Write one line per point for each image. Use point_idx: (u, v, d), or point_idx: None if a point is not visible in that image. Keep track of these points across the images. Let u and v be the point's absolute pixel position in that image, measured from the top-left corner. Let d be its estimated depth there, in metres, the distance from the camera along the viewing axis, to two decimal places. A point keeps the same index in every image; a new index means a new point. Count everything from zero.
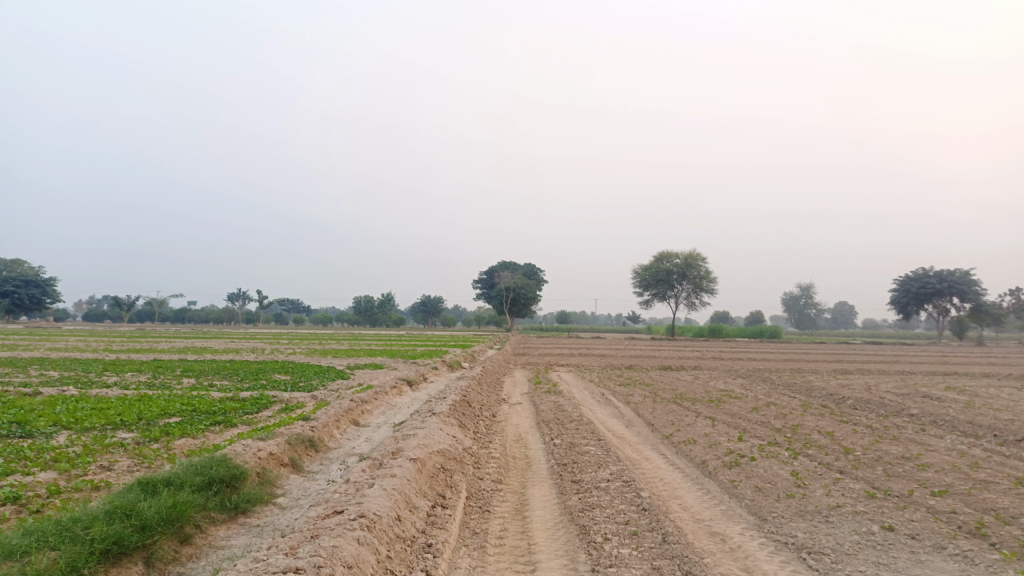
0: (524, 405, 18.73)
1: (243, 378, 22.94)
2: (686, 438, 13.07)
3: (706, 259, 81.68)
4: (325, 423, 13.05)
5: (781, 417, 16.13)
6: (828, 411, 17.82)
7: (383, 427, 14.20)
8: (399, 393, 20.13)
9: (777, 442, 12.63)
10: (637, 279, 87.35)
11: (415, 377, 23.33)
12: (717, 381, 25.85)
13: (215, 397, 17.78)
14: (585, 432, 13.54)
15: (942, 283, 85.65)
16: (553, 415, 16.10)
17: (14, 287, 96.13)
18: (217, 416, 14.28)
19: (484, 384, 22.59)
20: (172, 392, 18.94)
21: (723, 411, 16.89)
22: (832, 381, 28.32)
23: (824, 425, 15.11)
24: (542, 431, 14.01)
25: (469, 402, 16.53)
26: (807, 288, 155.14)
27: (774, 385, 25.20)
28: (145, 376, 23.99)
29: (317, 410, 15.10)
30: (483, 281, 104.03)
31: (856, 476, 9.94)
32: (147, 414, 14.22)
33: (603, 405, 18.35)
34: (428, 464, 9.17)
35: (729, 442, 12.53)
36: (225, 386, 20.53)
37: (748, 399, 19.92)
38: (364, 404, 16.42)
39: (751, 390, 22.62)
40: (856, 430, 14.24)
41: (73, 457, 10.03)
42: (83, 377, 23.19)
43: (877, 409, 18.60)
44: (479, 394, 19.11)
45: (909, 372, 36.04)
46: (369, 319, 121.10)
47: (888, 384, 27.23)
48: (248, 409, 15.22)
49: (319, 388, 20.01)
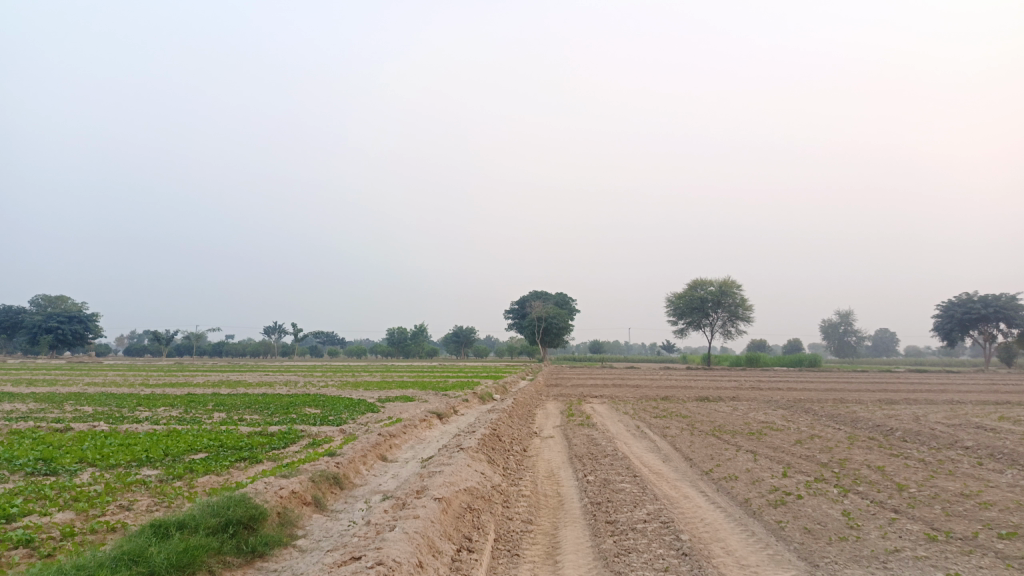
0: (557, 438, 18.18)
1: (272, 413, 22.68)
2: (726, 474, 12.44)
3: (740, 286, 80.44)
4: (351, 458, 12.72)
5: (827, 451, 15.37)
6: (875, 444, 16.96)
7: (410, 463, 13.84)
8: (430, 426, 19.80)
9: (825, 478, 11.93)
10: (671, 308, 86.26)
11: (446, 409, 22.93)
12: (757, 413, 24.99)
13: (244, 432, 17.54)
14: (620, 468, 12.99)
15: (987, 308, 82.99)
16: (587, 450, 15.58)
17: (58, 323, 98.43)
18: (243, 451, 14.05)
19: (515, 416, 22.11)
20: (201, 426, 18.77)
21: (765, 445, 16.19)
22: (877, 411, 27.21)
23: (874, 459, 14.32)
24: (574, 467, 13.50)
25: (499, 436, 16.10)
26: (847, 314, 152.14)
27: (817, 416, 24.21)
28: (177, 410, 23.85)
29: (343, 444, 14.76)
30: (516, 311, 103.79)
31: (913, 515, 9.24)
32: (173, 450, 14.06)
33: (637, 438, 17.74)
34: (453, 503, 8.74)
35: (773, 478, 11.87)
36: (254, 420, 20.28)
37: (790, 431, 19.11)
38: (392, 438, 16.07)
39: (793, 422, 21.73)
40: (908, 465, 13.44)
41: (93, 496, 9.80)
42: (116, 412, 23.12)
43: (928, 441, 17.69)
44: (510, 427, 18.64)
45: (959, 401, 34.54)
46: (402, 351, 121.28)
47: (939, 414, 26.00)
48: (274, 444, 14.96)
49: (347, 422, 19.68)
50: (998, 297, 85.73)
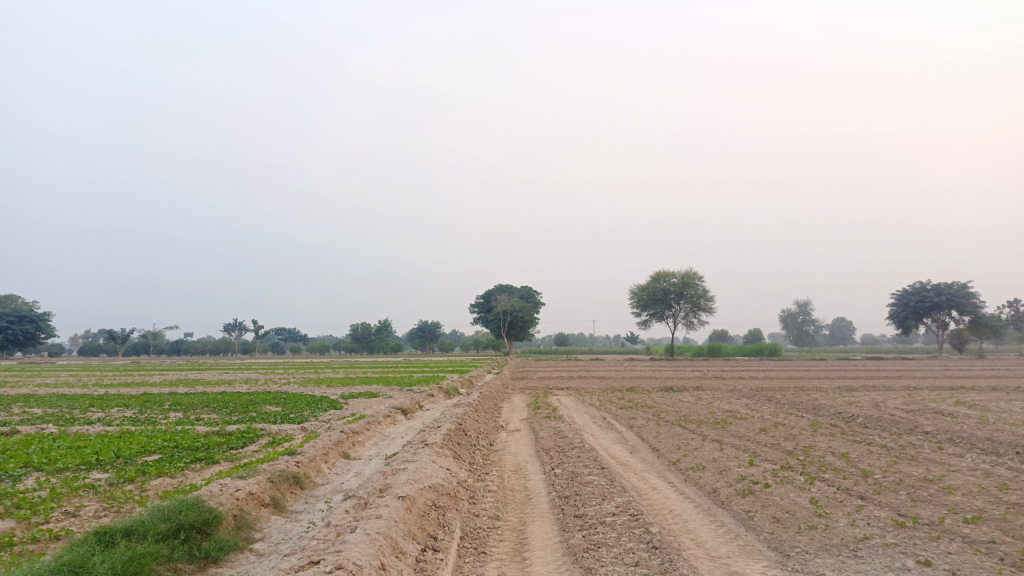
0: (523, 431, 18.01)
1: (232, 411, 22.04)
2: (694, 464, 12.36)
3: (702, 278, 81.29)
4: (312, 457, 12.35)
5: (791, 438, 15.43)
6: (838, 431, 17.10)
7: (374, 460, 13.51)
8: (393, 422, 19.45)
9: (791, 466, 11.94)
10: (634, 300, 86.78)
11: (410, 405, 22.57)
12: (721, 402, 25.12)
13: (201, 431, 16.98)
14: (588, 460, 12.84)
15: (940, 296, 85.19)
16: (554, 442, 15.41)
17: (8, 322, 95.36)
18: (199, 452, 13.53)
19: (481, 410, 21.85)
20: (156, 427, 18.13)
21: (731, 434, 16.21)
22: (839, 398, 27.56)
23: (837, 446, 14.42)
24: (541, 460, 13.32)
25: (465, 430, 15.85)
26: (805, 304, 155.05)
27: (781, 404, 24.37)
28: (131, 411, 23.05)
29: (304, 443, 14.36)
30: (480, 305, 103.53)
31: (880, 502, 9.25)
32: (125, 452, 13.51)
33: (604, 430, 17.64)
34: (418, 502, 8.45)
35: (739, 467, 11.84)
36: (212, 420, 19.67)
37: (755, 420, 19.19)
38: (355, 435, 15.71)
39: (757, 411, 21.85)
40: (871, 451, 13.54)
41: (37, 502, 9.30)
42: (66, 414, 22.25)
43: (888, 427, 17.91)
44: (476, 422, 18.39)
45: (916, 387, 35.27)
46: (367, 346, 120.17)
47: (897, 400, 26.39)
48: (232, 444, 14.50)
49: (309, 419, 19.20)
50: (950, 285, 88.01)
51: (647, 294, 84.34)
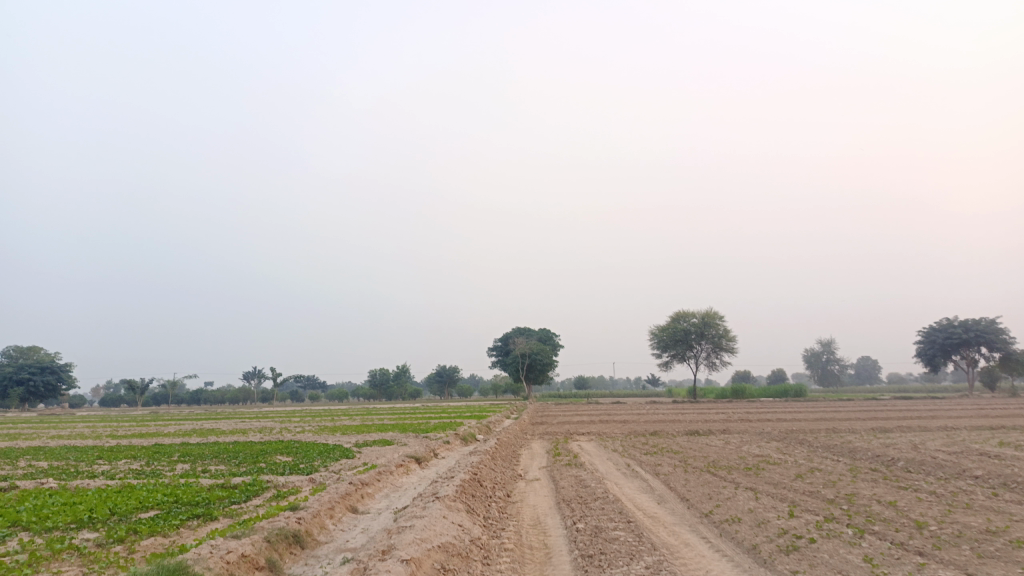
0: (542, 481, 17.09)
1: (240, 463, 21.22)
2: (728, 516, 11.38)
3: (723, 318, 80.02)
4: (315, 512, 11.52)
5: (831, 485, 14.35)
6: (880, 476, 15.98)
7: (383, 515, 12.68)
8: (406, 472, 18.62)
9: (837, 517, 10.89)
10: (654, 341, 85.39)
11: (425, 453, 21.69)
12: (751, 446, 23.96)
13: (204, 485, 16.23)
14: (613, 513, 11.89)
15: (968, 332, 83.13)
16: (574, 492, 14.50)
17: (29, 374, 95.58)
18: (197, 507, 12.77)
19: (498, 458, 20.91)
20: (159, 481, 17.40)
21: (764, 481, 15.19)
22: (874, 441, 26.14)
23: (882, 493, 13.36)
24: (562, 513, 12.44)
25: (480, 481, 14.98)
26: (828, 343, 152.32)
27: (814, 448, 23.16)
28: (137, 463, 22.29)
29: (310, 496, 13.54)
30: (499, 348, 102.51)
31: (943, 559, 8.24)
32: (121, 508, 12.78)
33: (629, 478, 16.61)
34: (424, 565, 7.62)
35: (778, 519, 10.84)
36: (217, 472, 18.91)
37: (789, 465, 18.08)
38: (363, 486, 14.89)
39: (789, 455, 20.72)
40: (921, 499, 12.47)
41: (13, 568, 8.55)
42: (71, 468, 21.50)
43: (935, 471, 16.73)
44: (492, 471, 17.46)
45: (952, 426, 33.80)
46: (385, 393, 119.04)
47: (939, 441, 24.99)
48: (235, 498, 13.75)
49: (320, 470, 18.41)
50: (978, 321, 85.87)
51: (667, 334, 83.00)
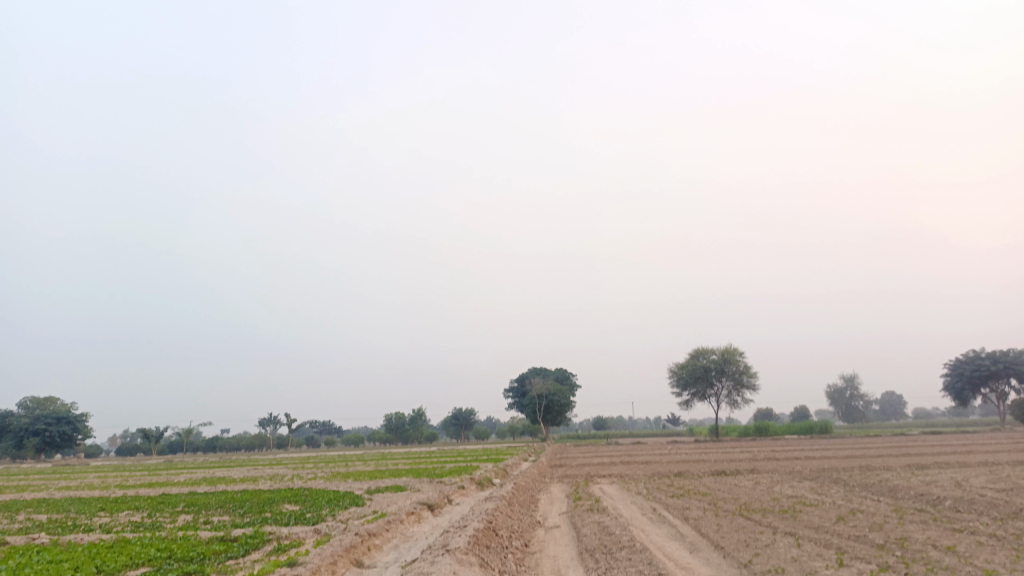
0: (562, 528, 16.06)
1: (244, 513, 20.26)
2: (770, 566, 10.28)
3: (743, 354, 78.47)
4: (315, 567, 10.57)
5: (878, 529, 13.19)
6: (928, 517, 14.75)
7: (390, 570, 11.68)
8: (418, 520, 17.58)
9: (892, 566, 9.76)
10: (673, 379, 83.80)
11: (439, 500, 20.63)
12: (782, 486, 22.62)
13: (203, 538, 15.33)
14: (641, 564, 10.80)
15: (997, 364, 80.82)
16: (598, 541, 13.43)
17: (45, 424, 95.18)
18: (190, 564, 11.85)
19: (515, 504, 19.76)
20: (157, 534, 16.50)
21: (803, 525, 14.04)
22: (912, 477, 24.79)
23: (936, 536, 12.18)
24: (586, 564, 11.39)
25: (495, 530, 13.94)
26: (851, 378, 149.17)
27: (851, 487, 21.81)
28: (137, 515, 21.38)
29: (312, 549, 12.59)
30: (515, 389, 101.11)
31: None
32: (109, 565, 11.87)
33: (655, 523, 15.52)
34: None
35: (827, 569, 9.72)
36: (219, 523, 17.96)
37: (828, 506, 16.87)
38: (371, 537, 13.92)
39: (826, 496, 19.42)
40: (982, 543, 11.30)
41: None
42: (67, 520, 20.55)
43: (987, 511, 15.47)
44: (509, 518, 16.39)
45: (992, 462, 32.17)
46: (401, 437, 117.52)
47: (981, 478, 23.55)
48: (231, 552, 12.78)
49: (326, 520, 17.47)
50: (1006, 352, 83.51)
51: (686, 372, 81.42)
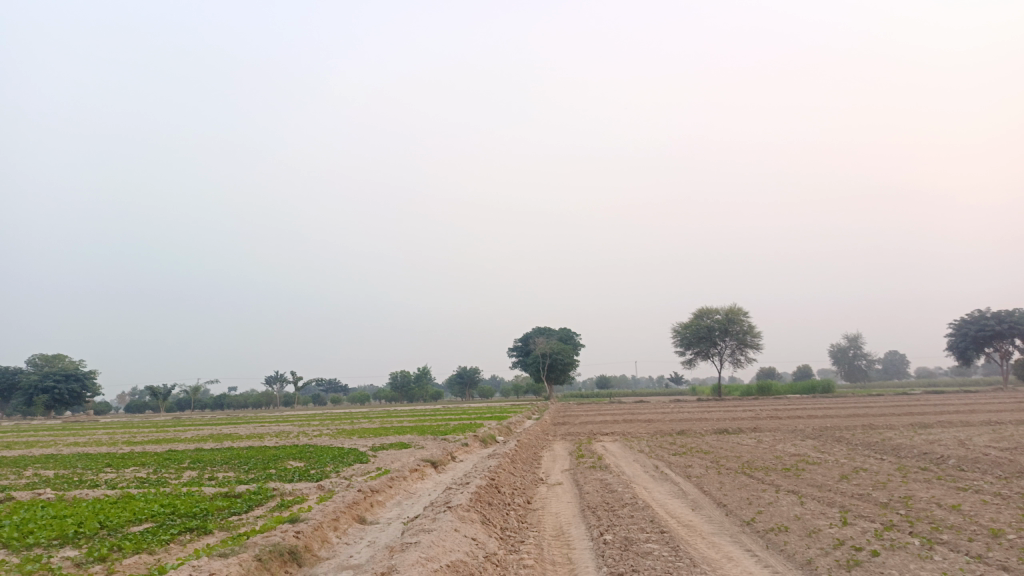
0: (565, 485, 16.08)
1: (249, 469, 20.33)
2: (773, 524, 10.22)
3: (747, 313, 78.36)
4: (317, 524, 10.53)
5: (882, 488, 13.12)
6: (932, 476, 14.68)
7: (392, 526, 11.68)
8: (421, 477, 17.61)
9: (897, 525, 9.67)
10: (677, 338, 83.87)
11: (442, 457, 20.70)
12: (785, 444, 22.61)
13: (207, 494, 15.37)
14: (644, 522, 10.76)
15: (1001, 324, 80.56)
16: (601, 498, 13.40)
17: (54, 382, 96.06)
18: (193, 520, 11.86)
19: (518, 461, 19.80)
20: (161, 490, 16.56)
21: (806, 483, 13.99)
22: (916, 436, 24.76)
23: (941, 495, 12.11)
24: (588, 521, 11.35)
25: (498, 487, 13.93)
26: (855, 338, 149.34)
27: (854, 446, 21.77)
28: (143, 471, 21.49)
29: (314, 506, 12.58)
30: (519, 348, 101.46)
31: None
32: (112, 521, 11.87)
33: (658, 481, 15.49)
34: None
35: (831, 528, 9.64)
36: (223, 480, 18.01)
37: (831, 465, 16.84)
38: (374, 494, 13.91)
39: (829, 454, 19.38)
40: (987, 502, 11.21)
41: None
42: (73, 476, 20.65)
43: (992, 470, 15.39)
44: (511, 475, 16.41)
45: (995, 421, 32.19)
46: (406, 395, 118.51)
47: (985, 437, 23.49)
48: (234, 509, 12.79)
49: (329, 477, 17.51)
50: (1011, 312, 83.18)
51: (690, 331, 81.43)
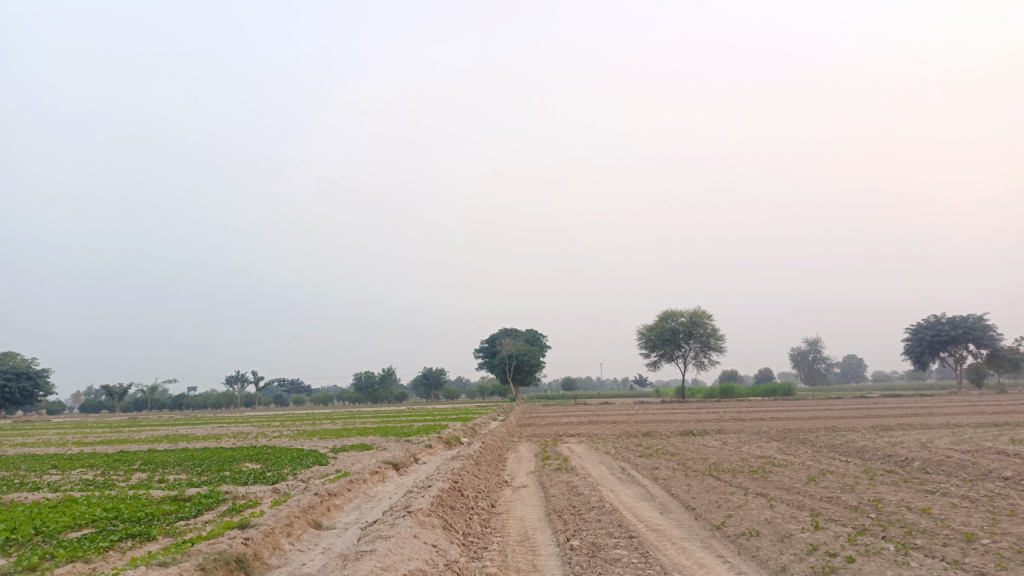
0: (530, 488, 15.68)
1: (203, 471, 19.53)
2: (744, 528, 9.92)
3: (711, 316, 78.94)
4: (269, 530, 9.98)
5: (850, 490, 12.99)
6: (898, 478, 14.60)
7: (349, 532, 11.17)
8: (382, 480, 17.09)
9: (870, 529, 9.45)
10: (641, 340, 84.17)
11: (404, 459, 20.18)
12: (750, 446, 22.54)
13: (156, 497, 14.63)
14: (611, 526, 10.42)
15: (956, 329, 82.32)
16: (567, 501, 13.02)
17: (4, 380, 92.90)
18: (138, 525, 11.18)
19: (483, 463, 19.35)
20: (108, 493, 15.75)
21: (773, 485, 13.82)
22: (878, 439, 24.93)
23: (910, 498, 11.98)
24: (554, 526, 10.97)
25: (461, 490, 13.48)
26: (815, 342, 151.92)
27: (819, 448, 21.72)
28: (89, 473, 20.50)
29: (268, 510, 12.01)
30: (485, 349, 101.02)
31: None
32: (48, 527, 11.13)
33: (625, 483, 15.17)
34: None
35: (803, 532, 9.37)
36: (174, 482, 17.22)
37: (798, 467, 16.70)
38: (332, 498, 13.34)
39: (795, 456, 19.27)
40: (956, 505, 11.10)
41: None
42: (15, 479, 19.58)
43: (957, 472, 15.40)
44: (474, 478, 15.98)
45: (954, 424, 32.59)
46: (371, 396, 117.22)
47: (946, 440, 23.72)
48: (182, 514, 12.13)
49: (286, 479, 16.86)
50: (965, 318, 85.14)
51: (654, 334, 81.78)
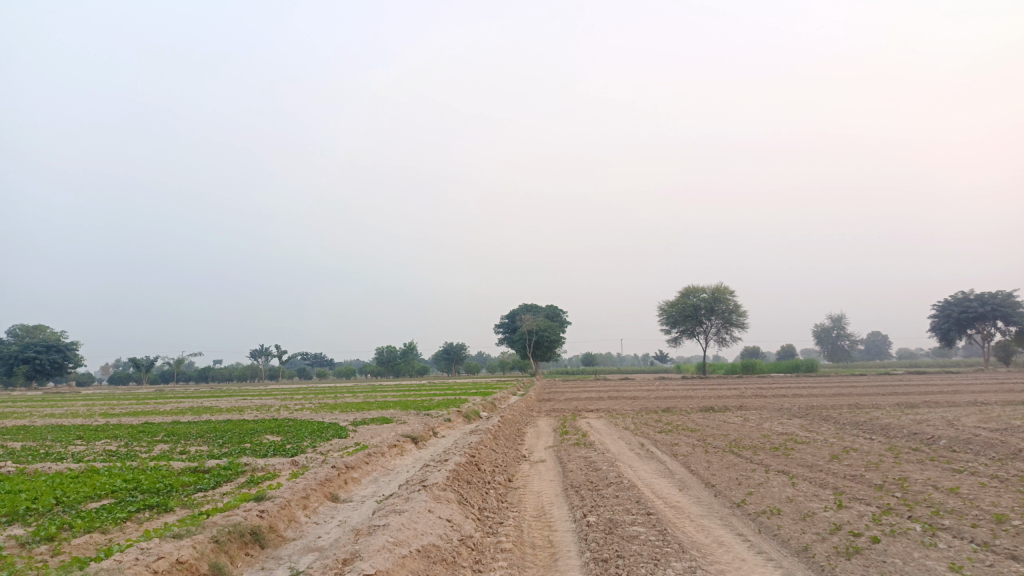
0: (548, 463, 15.56)
1: (223, 443, 19.62)
2: (765, 506, 9.72)
3: (733, 292, 78.09)
4: (284, 503, 9.95)
5: (875, 469, 12.71)
6: (925, 457, 14.24)
7: (366, 505, 11.13)
8: (400, 453, 17.06)
9: (895, 509, 9.19)
10: (662, 316, 83.58)
11: (423, 432, 20.16)
12: (772, 423, 22.20)
13: (175, 469, 14.70)
14: (629, 502, 10.26)
15: (984, 306, 80.74)
16: (585, 476, 12.89)
17: (34, 352, 94.68)
18: (155, 496, 11.21)
19: (501, 437, 19.26)
20: (129, 464, 15.88)
21: (796, 463, 13.55)
22: (903, 416, 24.48)
23: (937, 477, 11.69)
24: (571, 501, 10.85)
25: (478, 464, 13.40)
26: (840, 319, 150.02)
27: (842, 425, 21.34)
28: (112, 444, 20.69)
29: (284, 482, 12.00)
30: (505, 325, 101.05)
31: None
32: (68, 497, 11.23)
33: (644, 459, 15.00)
34: None
35: (826, 511, 9.14)
36: (194, 454, 17.31)
37: (821, 444, 16.39)
38: (349, 471, 13.34)
39: (818, 433, 18.93)
40: (984, 485, 10.80)
41: None
42: (39, 449, 19.82)
43: (985, 451, 15.02)
44: (492, 452, 15.90)
45: (981, 402, 31.99)
46: (392, 370, 118.01)
47: (974, 418, 23.19)
48: (200, 485, 12.17)
49: (305, 452, 16.88)
50: (994, 295, 83.43)
51: (675, 310, 81.16)
